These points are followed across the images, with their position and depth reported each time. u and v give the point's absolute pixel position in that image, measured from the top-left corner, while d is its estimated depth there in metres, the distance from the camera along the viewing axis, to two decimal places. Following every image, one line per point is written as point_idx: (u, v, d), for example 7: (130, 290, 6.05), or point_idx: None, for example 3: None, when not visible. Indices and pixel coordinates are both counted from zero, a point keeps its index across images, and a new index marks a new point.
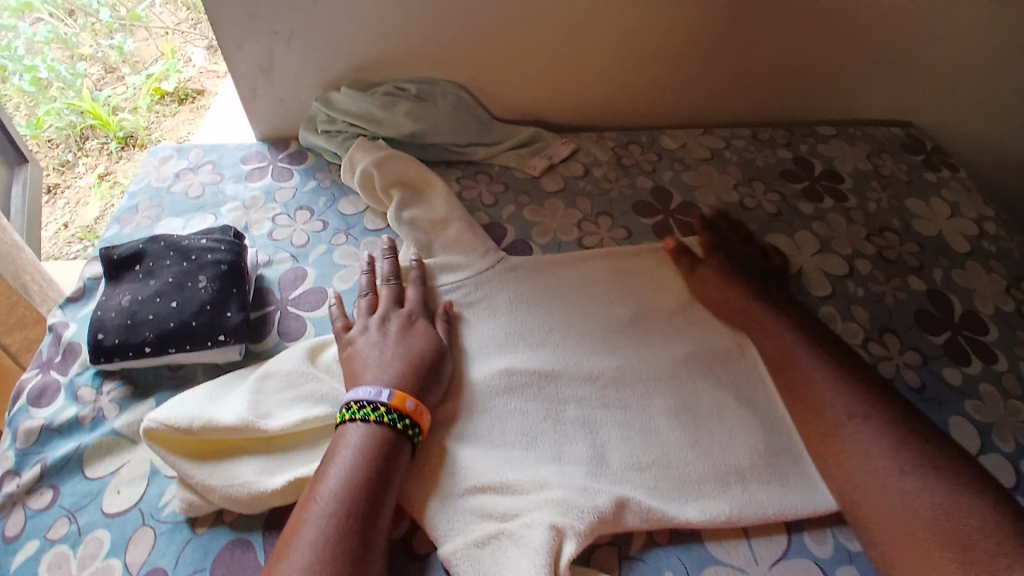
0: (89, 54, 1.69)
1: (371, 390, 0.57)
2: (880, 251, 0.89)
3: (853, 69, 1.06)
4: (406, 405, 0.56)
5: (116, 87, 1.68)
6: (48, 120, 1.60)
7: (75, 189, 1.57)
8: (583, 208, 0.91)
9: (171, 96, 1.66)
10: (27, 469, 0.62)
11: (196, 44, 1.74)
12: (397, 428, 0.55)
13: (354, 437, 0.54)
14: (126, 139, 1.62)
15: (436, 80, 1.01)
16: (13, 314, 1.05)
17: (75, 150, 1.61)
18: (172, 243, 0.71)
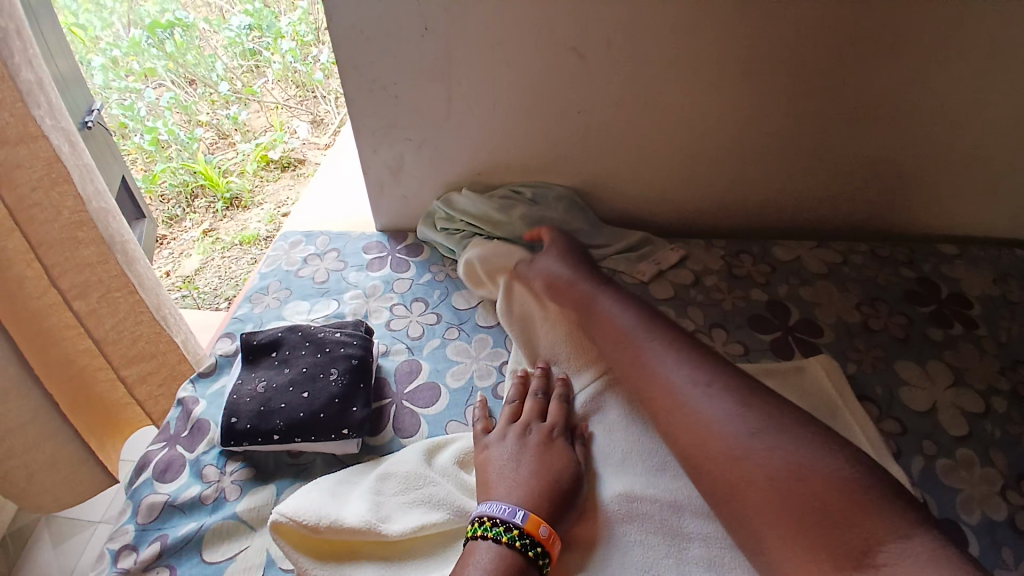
0: (206, 120, 1.88)
1: (505, 508, 0.56)
2: (1015, 387, 0.81)
3: (978, 192, 1.02)
4: (540, 531, 0.55)
5: (227, 152, 1.87)
6: (163, 177, 1.73)
7: (179, 241, 1.69)
8: (696, 318, 0.89)
9: (276, 163, 1.85)
10: (146, 545, 0.63)
11: (301, 118, 1.98)
12: (528, 554, 0.53)
13: (483, 557, 0.53)
14: (231, 200, 1.77)
15: (550, 184, 1.05)
16: (134, 346, 0.96)
17: (184, 206, 1.75)
18: (308, 333, 0.75)
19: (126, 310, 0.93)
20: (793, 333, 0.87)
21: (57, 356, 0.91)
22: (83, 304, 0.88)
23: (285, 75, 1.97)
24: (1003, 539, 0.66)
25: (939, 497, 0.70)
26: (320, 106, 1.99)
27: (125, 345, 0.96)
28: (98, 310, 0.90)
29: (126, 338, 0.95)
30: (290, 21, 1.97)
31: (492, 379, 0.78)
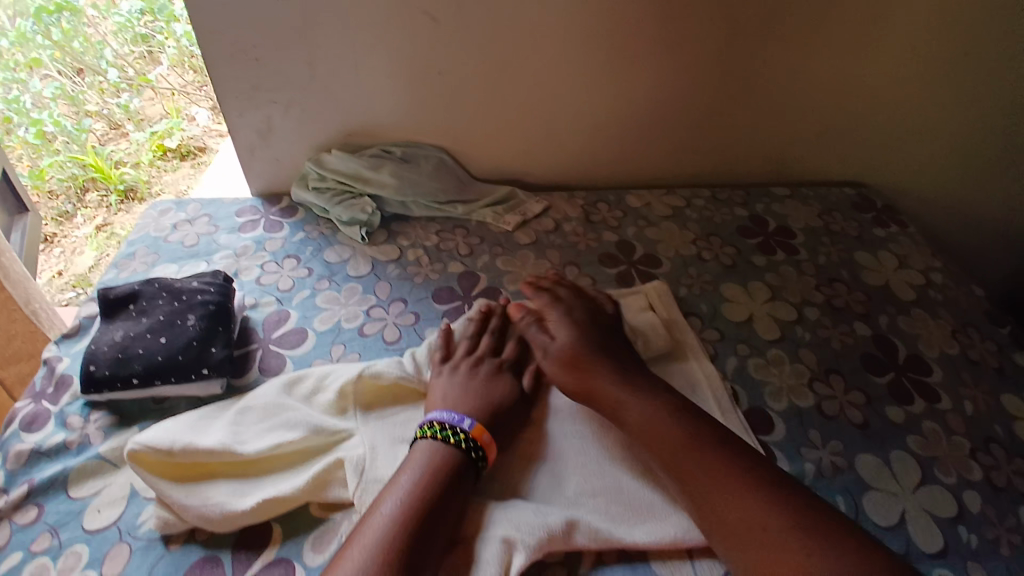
0: (95, 111, 1.76)
1: (456, 416, 0.64)
2: (829, 299, 0.95)
3: (801, 137, 1.16)
4: (482, 437, 0.62)
5: (121, 144, 1.75)
6: (51, 171, 1.64)
7: (71, 239, 1.60)
8: (552, 259, 0.98)
9: (174, 153, 1.74)
10: (17, 486, 0.65)
11: (200, 104, 1.87)
12: (468, 453, 0.61)
13: (426, 454, 0.60)
14: (126, 193, 1.67)
15: (419, 143, 1.10)
16: None
17: (75, 202, 1.65)
18: (165, 284, 0.77)
19: None
20: (635, 267, 0.97)
21: None
22: None
23: (180, 61, 1.88)
24: (810, 423, 0.76)
25: (752, 389, 0.80)
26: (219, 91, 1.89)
27: None
28: None
29: None
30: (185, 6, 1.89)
31: (358, 321, 0.83)
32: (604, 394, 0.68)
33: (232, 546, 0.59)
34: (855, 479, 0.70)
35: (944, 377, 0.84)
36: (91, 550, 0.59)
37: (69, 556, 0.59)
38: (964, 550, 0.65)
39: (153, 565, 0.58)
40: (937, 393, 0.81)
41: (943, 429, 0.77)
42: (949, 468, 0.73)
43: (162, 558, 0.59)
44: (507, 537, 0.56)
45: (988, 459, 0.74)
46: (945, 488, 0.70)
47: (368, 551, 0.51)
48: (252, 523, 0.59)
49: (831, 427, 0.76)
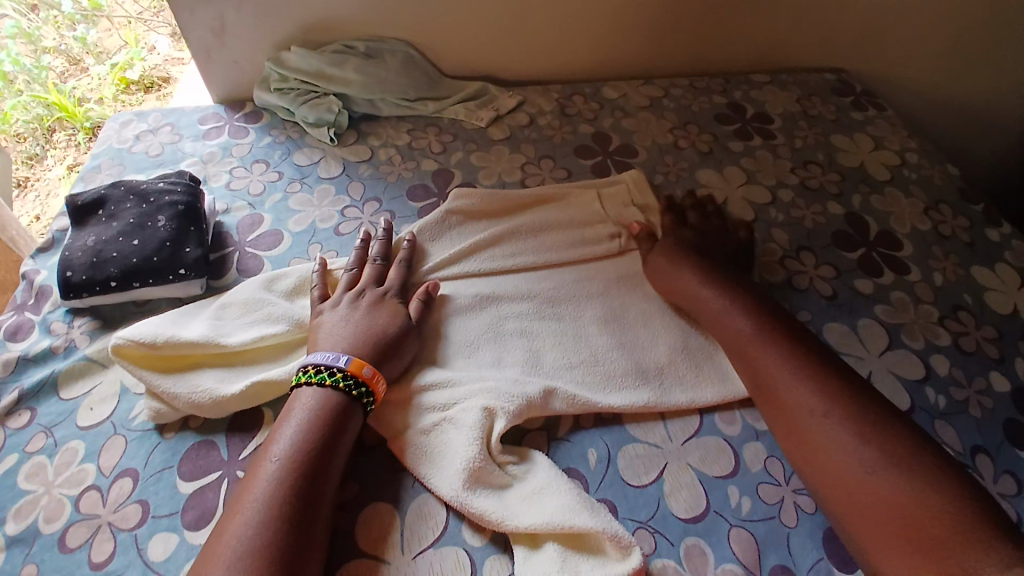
0: (53, 46, 1.62)
1: (331, 355, 0.59)
2: (803, 181, 0.95)
3: (785, 17, 1.11)
4: (363, 371, 0.58)
5: (82, 79, 1.65)
6: (14, 114, 1.53)
7: (44, 181, 1.55)
8: (527, 153, 0.97)
9: (137, 85, 1.64)
10: (3, 395, 0.66)
11: (159, 31, 1.72)
12: (352, 394, 0.57)
13: (308, 399, 0.56)
14: (94, 130, 1.59)
15: (384, 37, 1.05)
16: None
17: (42, 142, 1.57)
18: (132, 187, 0.76)
19: None
20: (611, 157, 0.96)
21: None
22: None
23: None
24: (780, 295, 0.79)
25: None
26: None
27: None
28: None
29: None
30: None
31: (333, 221, 0.83)
32: (706, 301, 0.69)
33: (225, 431, 0.62)
34: (823, 345, 0.74)
35: (915, 251, 0.86)
36: (87, 444, 0.62)
37: (66, 451, 0.61)
38: (932, 410, 0.68)
39: (148, 457, 0.60)
40: (906, 265, 0.83)
41: (911, 298, 0.79)
42: (915, 333, 0.76)
43: (156, 447, 0.61)
44: (487, 406, 0.59)
45: (956, 324, 0.77)
46: (910, 351, 0.73)
47: (259, 503, 0.50)
48: (242, 408, 0.61)
49: (799, 298, 0.79)
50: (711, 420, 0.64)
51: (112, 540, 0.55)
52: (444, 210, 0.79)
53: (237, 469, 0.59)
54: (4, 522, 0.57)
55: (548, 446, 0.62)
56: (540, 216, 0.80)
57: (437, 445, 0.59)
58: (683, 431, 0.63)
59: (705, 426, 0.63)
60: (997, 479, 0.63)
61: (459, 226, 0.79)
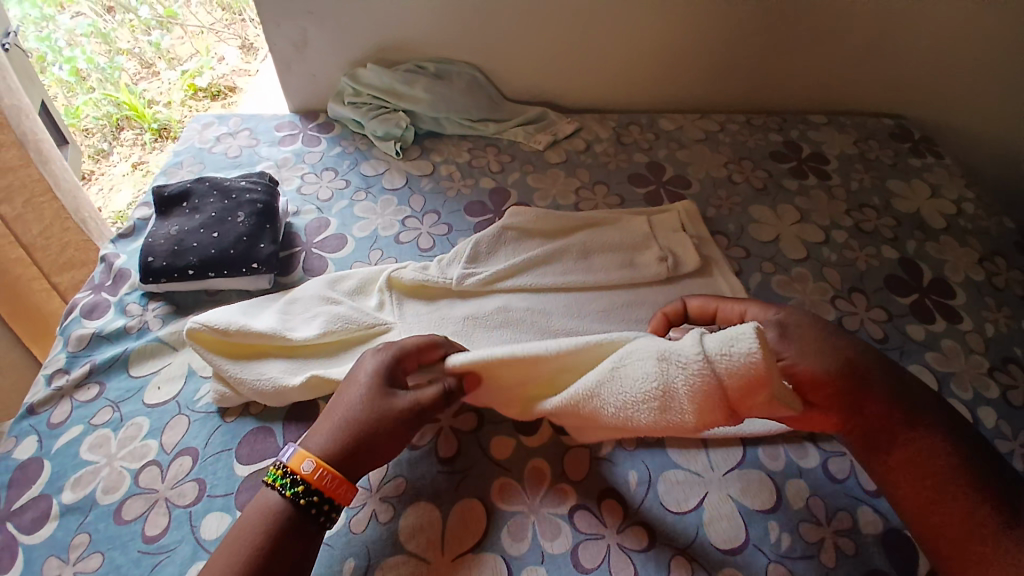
0: (126, 49, 1.78)
1: (285, 448, 0.54)
2: (858, 224, 0.95)
3: (846, 60, 1.12)
4: (302, 465, 0.52)
5: (152, 82, 1.78)
6: (86, 110, 1.66)
7: (109, 176, 1.65)
8: (582, 177, 1.00)
9: (204, 92, 1.74)
10: (77, 367, 0.72)
11: (229, 44, 1.84)
12: (290, 495, 0.51)
13: (263, 504, 0.51)
14: (160, 131, 1.70)
15: (453, 60, 1.10)
16: (64, 254, 1.17)
17: (110, 139, 1.69)
18: (215, 183, 0.82)
19: (52, 216, 1.12)
20: (664, 187, 0.98)
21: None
22: None
23: None
24: None
25: (770, 302, 0.82)
26: (249, 30, 1.85)
27: (53, 253, 1.15)
28: (24, 214, 1.07)
29: (55, 244, 1.15)
30: None
31: (394, 230, 0.87)
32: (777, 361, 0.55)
33: (282, 419, 0.65)
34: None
35: (969, 301, 0.84)
36: (151, 422, 0.66)
37: (131, 426, 0.66)
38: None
39: (208, 438, 0.64)
40: (959, 314, 0.82)
41: (962, 347, 0.78)
42: (966, 384, 0.74)
43: (216, 430, 0.65)
44: None
45: (1006, 377, 0.75)
46: (960, 402, 0.72)
47: None
48: (301, 399, 0.65)
49: None
50: (754, 453, 0.64)
51: (167, 514, 0.59)
52: (502, 225, 0.83)
53: None
54: (62, 491, 0.62)
55: (590, 464, 0.63)
56: (594, 239, 0.83)
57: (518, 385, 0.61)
58: (725, 460, 0.63)
59: (748, 459, 0.63)
60: None
61: (515, 242, 0.82)
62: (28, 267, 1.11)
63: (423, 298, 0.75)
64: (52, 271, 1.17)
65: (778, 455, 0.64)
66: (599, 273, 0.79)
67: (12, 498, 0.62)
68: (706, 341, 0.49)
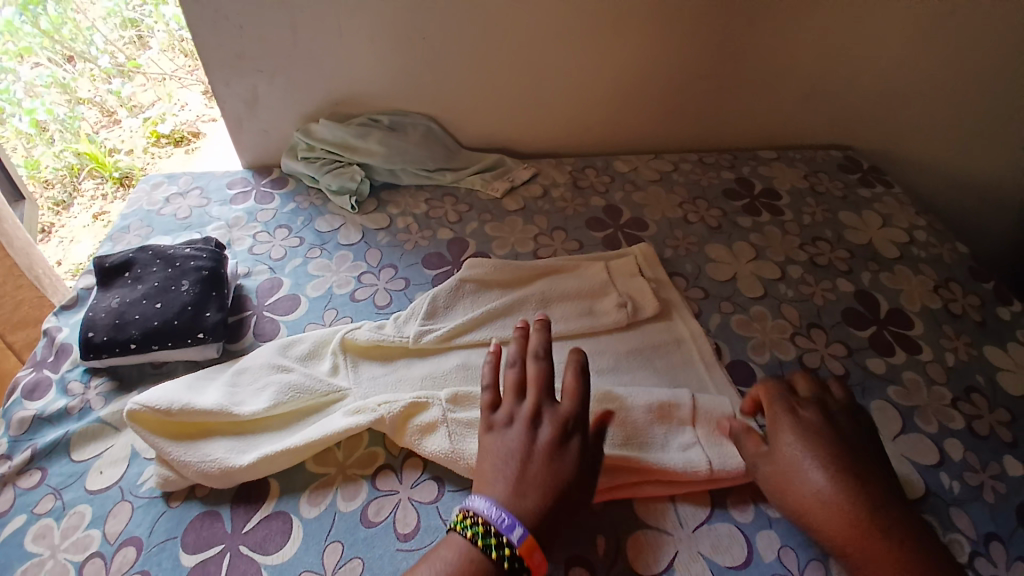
0: (88, 98, 1.68)
1: (503, 518, 0.51)
2: (812, 258, 0.97)
3: (789, 97, 1.16)
4: (533, 556, 0.50)
5: (113, 131, 1.72)
6: (45, 161, 1.59)
7: (69, 228, 1.58)
8: (540, 224, 1.00)
9: (167, 138, 1.71)
10: (18, 453, 0.67)
11: (191, 89, 1.81)
12: (500, 564, 0.49)
13: (454, 554, 0.49)
14: (122, 180, 1.66)
15: (407, 112, 1.10)
16: (18, 312, 1.12)
17: (70, 189, 1.63)
18: (159, 252, 0.79)
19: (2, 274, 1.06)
20: (622, 230, 0.99)
21: None
22: None
23: (171, 45, 1.77)
24: (792, 375, 0.79)
25: (733, 342, 0.82)
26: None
27: (8, 311, 1.10)
28: None
29: (10, 302, 1.10)
30: None
31: (349, 287, 0.85)
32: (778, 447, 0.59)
33: (230, 501, 0.61)
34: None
35: (926, 330, 0.86)
36: (93, 509, 0.62)
37: (73, 515, 0.62)
38: (946, 496, 0.66)
39: (153, 524, 0.60)
40: (918, 345, 0.83)
41: (923, 379, 0.79)
42: (929, 417, 0.75)
43: (163, 513, 0.61)
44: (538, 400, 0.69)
45: (970, 407, 0.76)
46: (924, 435, 0.72)
47: None
48: (249, 479, 0.62)
49: (811, 377, 0.78)
50: (722, 507, 0.62)
51: None
52: (461, 275, 0.82)
53: (240, 543, 0.58)
54: None
55: None
56: (551, 289, 0.82)
57: None
58: (694, 517, 0.61)
59: (716, 513, 0.62)
60: (1010, 568, 0.61)
61: (473, 294, 0.81)
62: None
63: (378, 359, 0.73)
64: (6, 330, 1.11)
65: (746, 507, 0.62)
66: (556, 324, 0.78)
67: None
68: (703, 544, 0.59)
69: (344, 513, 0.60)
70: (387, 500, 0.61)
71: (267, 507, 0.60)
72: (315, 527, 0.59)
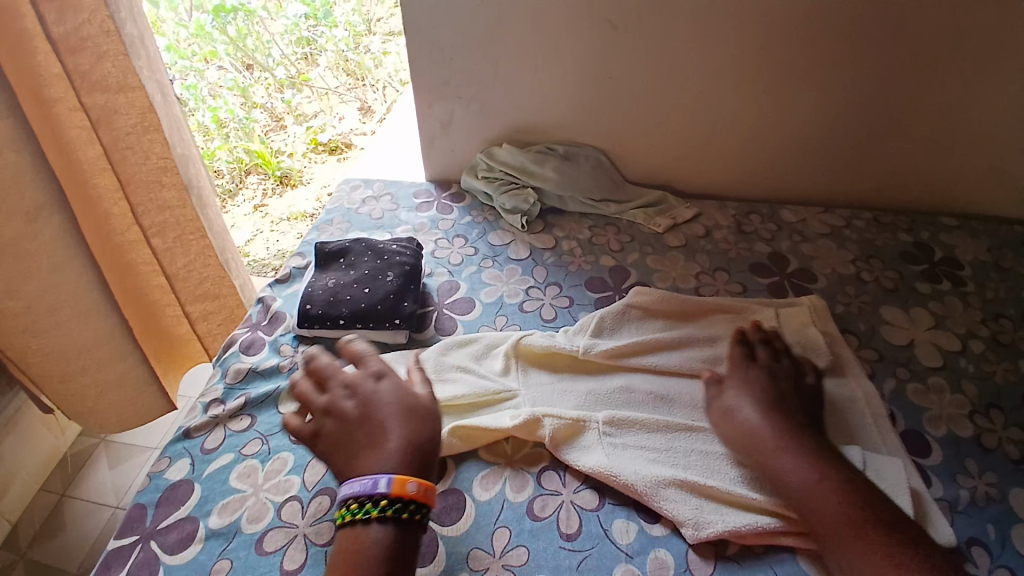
0: (261, 103, 1.96)
1: (367, 481, 0.57)
2: (994, 335, 0.89)
3: (982, 169, 1.08)
4: (407, 489, 0.56)
5: (280, 135, 1.96)
6: (220, 154, 1.83)
7: (233, 215, 1.84)
8: (702, 263, 1.01)
9: (324, 146, 1.94)
10: (231, 400, 0.79)
11: (349, 105, 2.04)
12: (403, 517, 0.55)
13: (366, 536, 0.54)
14: (282, 178, 1.88)
15: (582, 143, 1.17)
16: (201, 286, 1.14)
17: (236, 181, 1.87)
18: (370, 245, 0.91)
19: (196, 251, 1.10)
20: (789, 279, 0.97)
21: (135, 287, 1.08)
22: (161, 241, 1.04)
23: (337, 64, 2.01)
24: (966, 453, 0.73)
25: (907, 412, 0.77)
26: (370, 94, 2.03)
27: (192, 283, 1.13)
28: (173, 248, 1.07)
29: (195, 276, 1.12)
30: (344, 11, 2.01)
31: (518, 298, 0.92)
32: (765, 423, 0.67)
33: None
34: (1007, 511, 0.67)
35: None
36: (294, 458, 0.72)
37: (277, 460, 0.72)
38: None
39: None
40: None
41: None
42: None
43: None
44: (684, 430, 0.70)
45: None
46: None
47: None
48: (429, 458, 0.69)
49: (987, 458, 0.72)
50: None
51: (304, 551, 0.63)
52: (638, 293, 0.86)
53: None
54: (209, 515, 0.67)
55: (716, 564, 0.60)
56: (719, 328, 0.83)
57: (691, 465, 0.66)
58: None
59: None
60: None
61: (637, 321, 0.83)
62: (167, 295, 1.13)
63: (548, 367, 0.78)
64: (188, 300, 1.13)
65: None
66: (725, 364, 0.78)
67: (160, 516, 0.68)
68: None
69: (512, 503, 0.65)
70: (552, 499, 0.65)
71: (447, 482, 0.66)
72: (485, 509, 0.64)
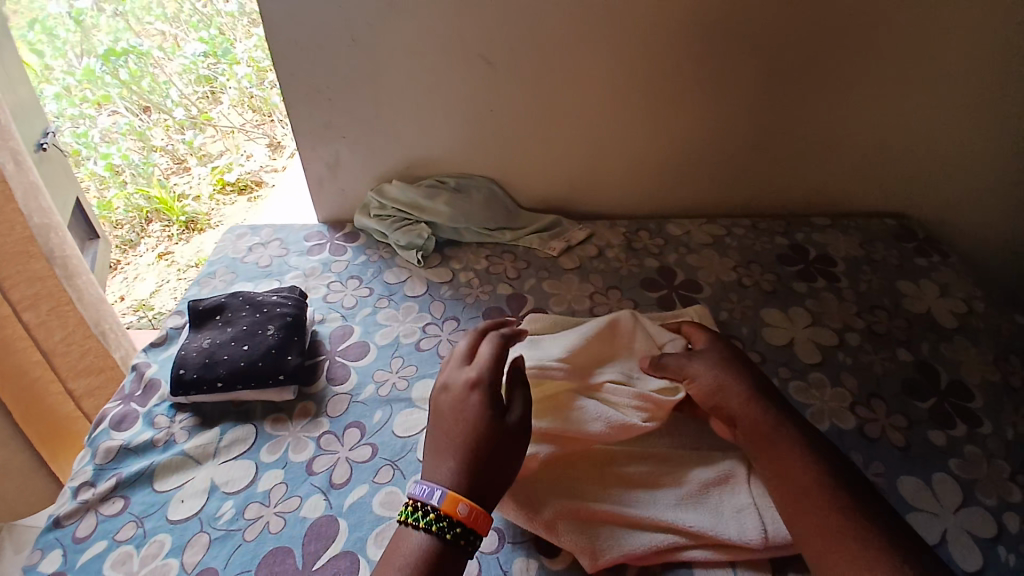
0: (161, 146, 1.84)
1: (426, 488, 0.54)
2: (870, 326, 0.96)
3: (843, 174, 1.18)
4: (458, 509, 0.52)
5: (183, 177, 1.85)
6: (117, 203, 1.75)
7: (134, 266, 1.71)
8: (596, 283, 1.03)
9: (232, 187, 1.83)
10: (102, 481, 0.72)
11: (257, 142, 1.93)
12: (444, 536, 0.52)
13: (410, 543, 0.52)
14: (187, 223, 1.77)
15: (470, 174, 1.18)
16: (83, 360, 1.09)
17: (138, 230, 1.76)
18: (248, 298, 0.88)
19: (74, 322, 1.06)
20: (676, 291, 1.02)
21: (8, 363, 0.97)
22: (31, 315, 0.99)
23: (241, 100, 1.90)
24: (852, 443, 0.78)
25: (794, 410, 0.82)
26: (277, 129, 1.94)
27: (73, 357, 1.08)
28: (48, 321, 1.02)
29: (75, 349, 1.08)
30: (245, 47, 1.90)
31: (415, 337, 0.90)
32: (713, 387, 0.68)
33: (302, 537, 0.64)
34: (897, 498, 0.71)
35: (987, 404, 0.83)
36: (172, 538, 0.66)
37: (153, 544, 0.66)
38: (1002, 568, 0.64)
39: (229, 557, 0.64)
40: (978, 418, 0.81)
41: (983, 452, 0.76)
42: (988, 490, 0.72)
43: (238, 548, 0.64)
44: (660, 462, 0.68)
45: None
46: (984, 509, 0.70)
47: None
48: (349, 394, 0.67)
49: (871, 448, 0.77)
50: None
51: None
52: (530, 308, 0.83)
53: None
54: None
55: None
56: None
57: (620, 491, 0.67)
58: None
59: None
60: None
61: None
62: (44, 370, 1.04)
63: None
64: (68, 375, 1.08)
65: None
66: None
67: None
68: None
69: None
70: None
71: (336, 545, 0.63)
72: None
